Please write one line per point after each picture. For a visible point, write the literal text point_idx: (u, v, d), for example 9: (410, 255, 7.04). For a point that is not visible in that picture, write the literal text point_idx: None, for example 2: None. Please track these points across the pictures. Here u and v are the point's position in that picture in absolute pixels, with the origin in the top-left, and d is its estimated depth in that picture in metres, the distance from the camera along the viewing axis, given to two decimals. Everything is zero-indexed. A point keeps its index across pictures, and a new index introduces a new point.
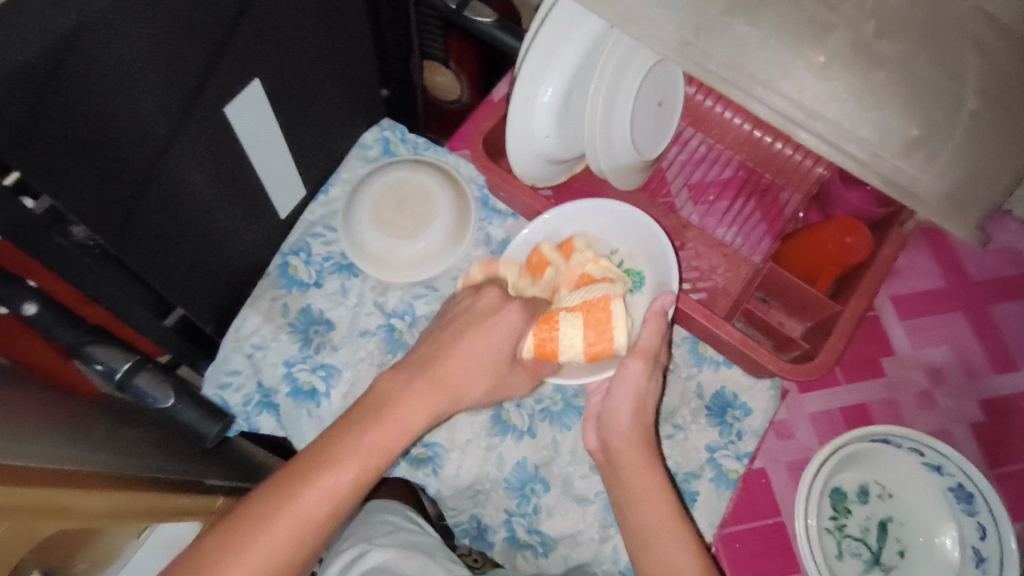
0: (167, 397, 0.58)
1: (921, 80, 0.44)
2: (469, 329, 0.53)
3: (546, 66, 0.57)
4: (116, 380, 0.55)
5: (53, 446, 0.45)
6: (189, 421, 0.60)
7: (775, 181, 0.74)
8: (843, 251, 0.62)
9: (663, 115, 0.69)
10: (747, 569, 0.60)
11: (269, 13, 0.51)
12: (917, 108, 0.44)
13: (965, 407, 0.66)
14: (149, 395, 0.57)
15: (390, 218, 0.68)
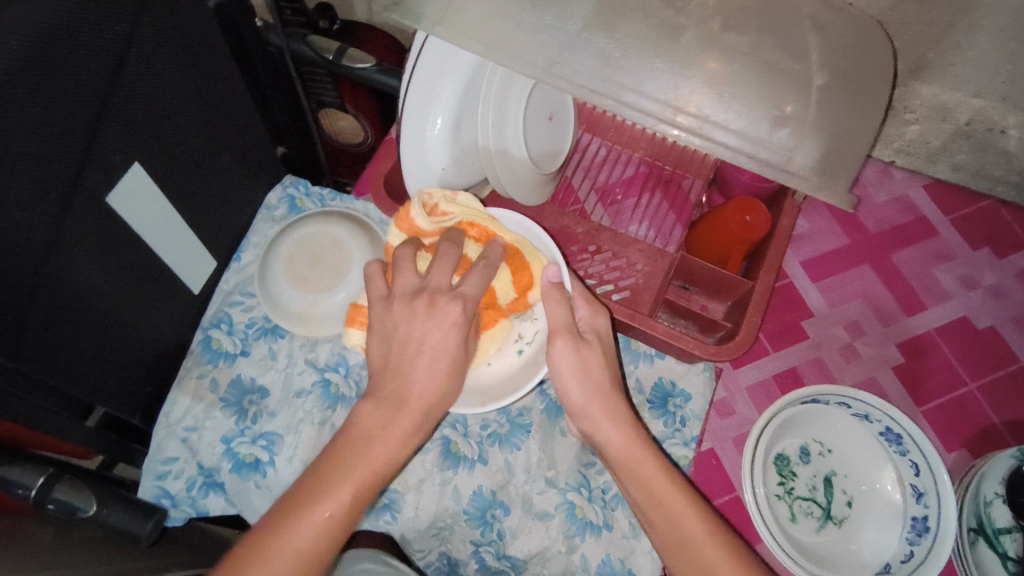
0: (89, 504, 0.52)
1: (769, 64, 0.48)
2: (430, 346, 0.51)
3: (428, 99, 0.59)
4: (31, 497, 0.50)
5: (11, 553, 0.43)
6: (118, 523, 0.53)
7: (676, 171, 0.77)
8: (746, 228, 0.64)
9: (557, 128, 0.71)
10: None
11: (137, 95, 0.50)
12: (770, 90, 0.47)
13: (885, 353, 0.70)
14: (71, 504, 0.52)
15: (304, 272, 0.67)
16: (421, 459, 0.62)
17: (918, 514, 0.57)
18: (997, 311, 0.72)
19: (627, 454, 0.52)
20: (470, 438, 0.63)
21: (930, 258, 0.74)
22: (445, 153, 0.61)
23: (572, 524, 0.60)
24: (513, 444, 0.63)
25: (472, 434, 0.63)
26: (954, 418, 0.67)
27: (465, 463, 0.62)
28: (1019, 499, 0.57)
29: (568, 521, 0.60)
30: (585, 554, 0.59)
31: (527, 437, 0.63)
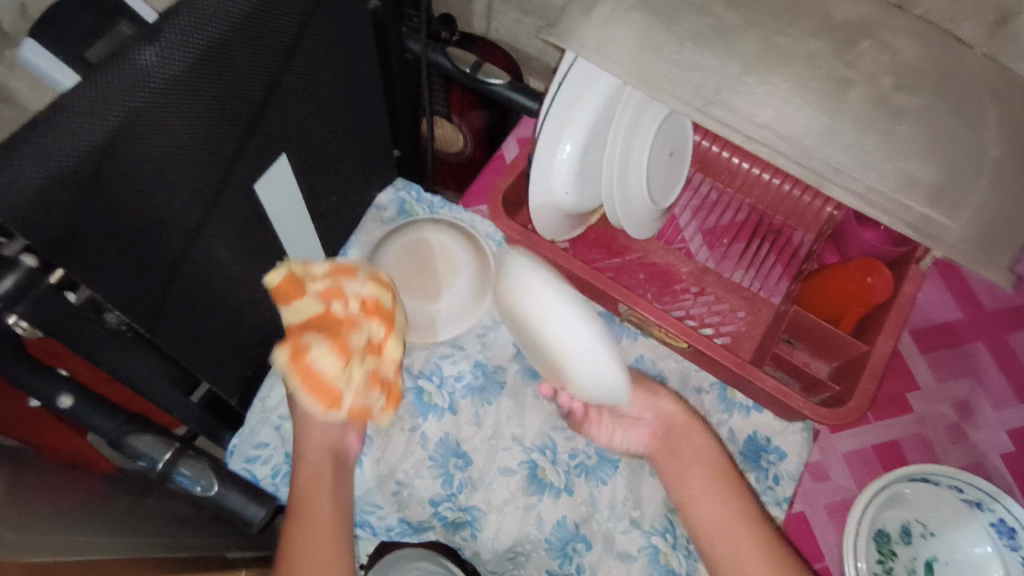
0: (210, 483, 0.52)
1: (942, 131, 0.46)
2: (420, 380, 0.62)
3: (564, 123, 0.59)
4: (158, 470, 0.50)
5: (60, 533, 0.46)
6: (234, 505, 0.53)
7: (787, 223, 0.75)
8: (864, 290, 0.62)
9: (674, 165, 0.70)
10: None
11: (295, 92, 0.52)
12: (937, 156, 0.45)
13: (995, 438, 0.66)
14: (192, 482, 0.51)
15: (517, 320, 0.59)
16: (507, 480, 0.62)
17: None
18: None
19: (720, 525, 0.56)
20: (557, 466, 0.62)
21: None
22: (570, 178, 0.61)
23: (655, 569, 0.59)
24: (599, 478, 0.62)
25: (560, 462, 0.63)
26: None
27: (551, 491, 0.61)
28: None
29: (651, 566, 0.59)
30: None
31: (614, 472, 0.62)
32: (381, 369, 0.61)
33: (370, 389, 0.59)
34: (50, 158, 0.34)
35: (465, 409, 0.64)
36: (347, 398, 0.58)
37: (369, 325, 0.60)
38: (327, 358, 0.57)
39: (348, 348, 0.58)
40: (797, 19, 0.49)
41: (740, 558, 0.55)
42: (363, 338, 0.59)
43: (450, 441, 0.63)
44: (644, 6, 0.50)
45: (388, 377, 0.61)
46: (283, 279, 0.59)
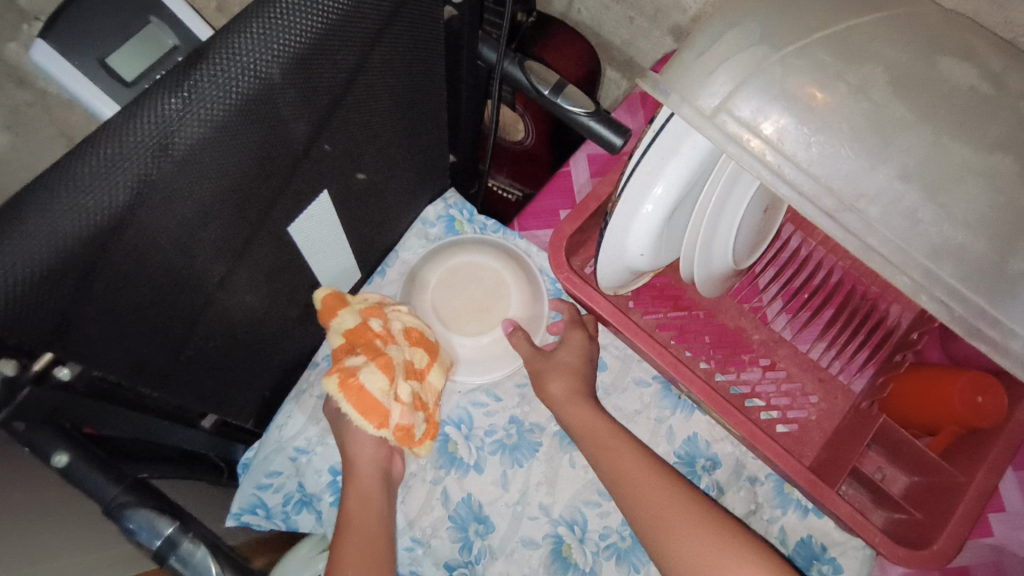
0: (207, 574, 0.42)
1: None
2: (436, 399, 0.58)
3: (652, 183, 0.50)
4: (155, 549, 0.41)
5: None
6: None
7: (881, 299, 0.63)
8: (973, 412, 0.54)
9: (766, 222, 0.61)
10: None
11: (345, 123, 0.44)
12: None
13: None
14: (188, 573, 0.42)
15: (434, 281, 0.63)
16: (529, 553, 0.57)
17: None
18: None
19: None
20: (585, 546, 0.57)
21: None
22: (648, 241, 0.53)
23: None
24: (631, 563, 0.57)
25: (589, 541, 0.57)
26: None
27: (574, 571, 0.57)
28: None
29: None
30: None
31: (647, 560, 0.57)
32: (422, 395, 0.56)
33: (416, 414, 0.55)
34: (39, 246, 0.28)
35: (493, 469, 0.59)
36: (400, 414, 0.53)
37: (409, 350, 0.56)
38: (382, 375, 0.52)
39: (399, 373, 0.53)
40: (978, 124, 0.38)
41: None
42: (402, 360, 0.54)
43: (473, 502, 0.58)
44: (785, 66, 0.39)
45: (427, 404, 0.56)
46: (331, 294, 0.55)
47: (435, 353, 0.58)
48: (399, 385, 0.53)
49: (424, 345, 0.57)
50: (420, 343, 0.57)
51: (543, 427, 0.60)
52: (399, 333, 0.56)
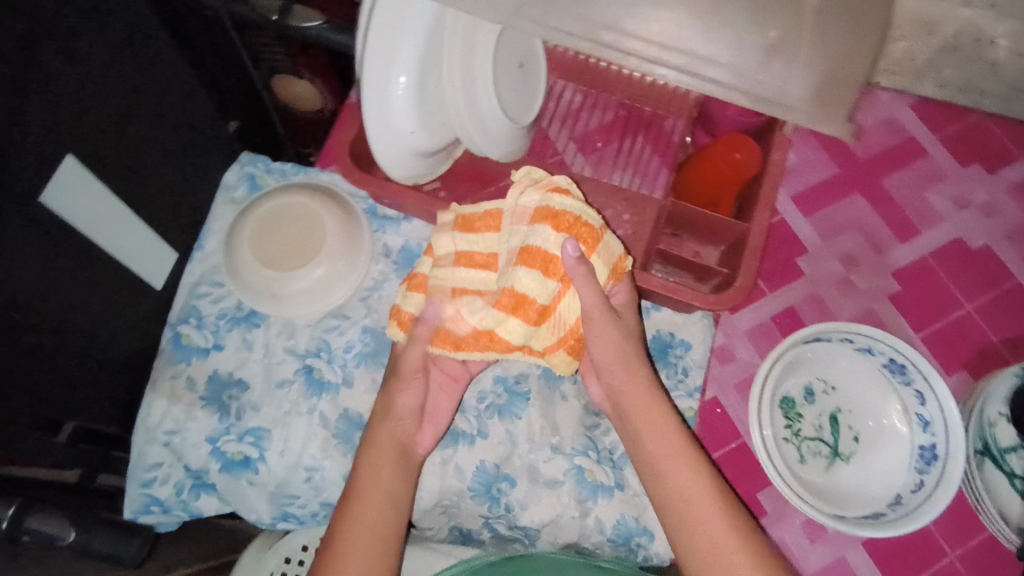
0: (67, 531, 0.55)
1: (737, 19, 0.47)
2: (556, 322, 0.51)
3: (389, 55, 0.53)
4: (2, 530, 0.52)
5: None
6: (105, 546, 0.57)
7: (656, 112, 0.72)
8: (736, 168, 0.61)
9: (529, 76, 0.67)
10: (739, 481, 0.61)
11: (54, 81, 0.45)
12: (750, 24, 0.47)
13: (881, 283, 0.69)
14: (48, 535, 0.54)
15: (247, 234, 0.63)
16: None
17: (925, 443, 0.58)
18: (989, 229, 0.71)
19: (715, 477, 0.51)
20: (467, 414, 0.61)
21: (920, 179, 0.72)
22: (413, 115, 0.56)
23: (583, 488, 0.59)
24: (513, 414, 0.61)
25: (469, 409, 0.61)
26: (952, 341, 0.67)
27: (464, 440, 0.60)
28: None
29: (579, 486, 0.59)
30: (598, 517, 0.58)
31: (526, 405, 0.61)
32: (519, 304, 0.49)
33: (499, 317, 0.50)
34: None
35: (362, 379, 0.62)
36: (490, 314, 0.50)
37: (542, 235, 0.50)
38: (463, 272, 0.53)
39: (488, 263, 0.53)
40: None
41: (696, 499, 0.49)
42: (519, 247, 0.50)
43: (352, 415, 0.60)
44: None
45: (532, 306, 0.49)
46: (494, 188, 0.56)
47: (594, 241, 0.52)
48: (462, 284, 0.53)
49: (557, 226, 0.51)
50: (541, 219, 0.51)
51: None
52: (529, 216, 0.52)
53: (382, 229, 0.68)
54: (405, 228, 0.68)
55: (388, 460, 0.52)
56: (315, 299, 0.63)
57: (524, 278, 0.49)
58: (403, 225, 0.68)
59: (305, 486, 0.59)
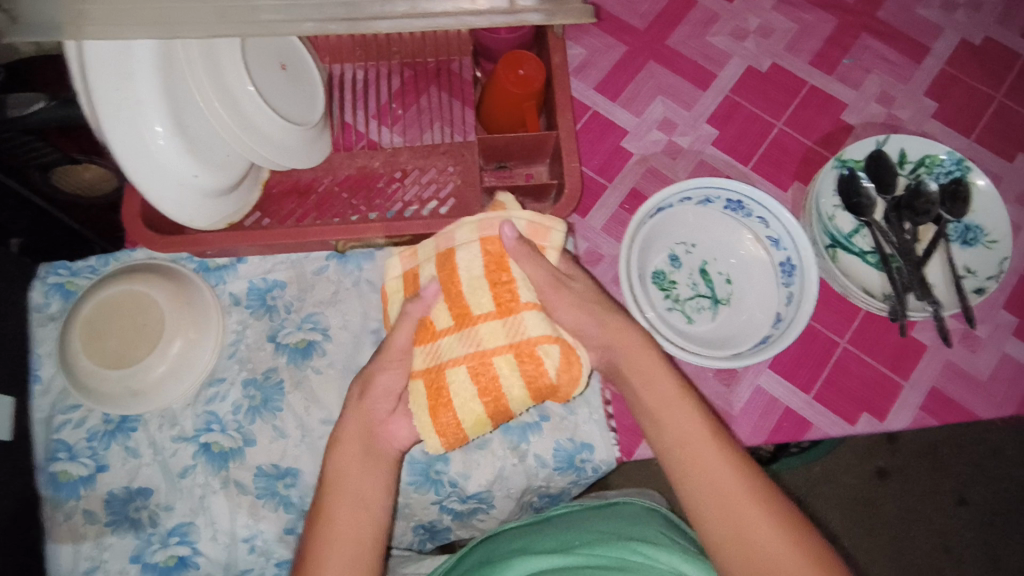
0: None
1: None
2: (464, 346, 0.52)
3: (131, 110, 0.49)
4: None
5: None
6: None
7: (440, 60, 0.72)
8: (524, 83, 0.61)
9: (296, 75, 0.65)
10: None
11: None
12: None
13: (700, 134, 0.72)
14: None
15: (80, 347, 0.58)
16: None
17: (782, 258, 0.63)
18: (771, 47, 0.75)
19: (668, 402, 0.51)
20: None
21: (697, 27, 0.76)
22: (187, 161, 0.53)
23: (512, 435, 0.61)
24: None
25: None
26: (778, 159, 0.71)
27: None
28: (852, 201, 0.64)
29: (506, 434, 0.61)
30: (536, 454, 0.60)
31: None
32: (434, 383, 0.52)
33: (431, 253, 0.57)
34: None
35: (263, 430, 0.60)
36: (433, 269, 0.56)
37: (473, 342, 0.52)
38: (469, 388, 0.51)
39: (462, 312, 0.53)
40: None
41: (668, 416, 0.51)
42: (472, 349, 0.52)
43: (267, 469, 0.59)
44: None
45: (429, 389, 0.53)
46: (487, 260, 0.53)
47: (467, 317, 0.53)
48: (481, 337, 0.52)
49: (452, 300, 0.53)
50: (450, 301, 0.53)
51: (274, 368, 0.62)
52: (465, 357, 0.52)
53: (222, 279, 0.64)
54: (243, 271, 0.65)
55: (355, 451, 0.53)
56: (181, 378, 0.59)
57: (488, 333, 0.52)
58: (240, 268, 0.64)
59: (253, 556, 0.57)
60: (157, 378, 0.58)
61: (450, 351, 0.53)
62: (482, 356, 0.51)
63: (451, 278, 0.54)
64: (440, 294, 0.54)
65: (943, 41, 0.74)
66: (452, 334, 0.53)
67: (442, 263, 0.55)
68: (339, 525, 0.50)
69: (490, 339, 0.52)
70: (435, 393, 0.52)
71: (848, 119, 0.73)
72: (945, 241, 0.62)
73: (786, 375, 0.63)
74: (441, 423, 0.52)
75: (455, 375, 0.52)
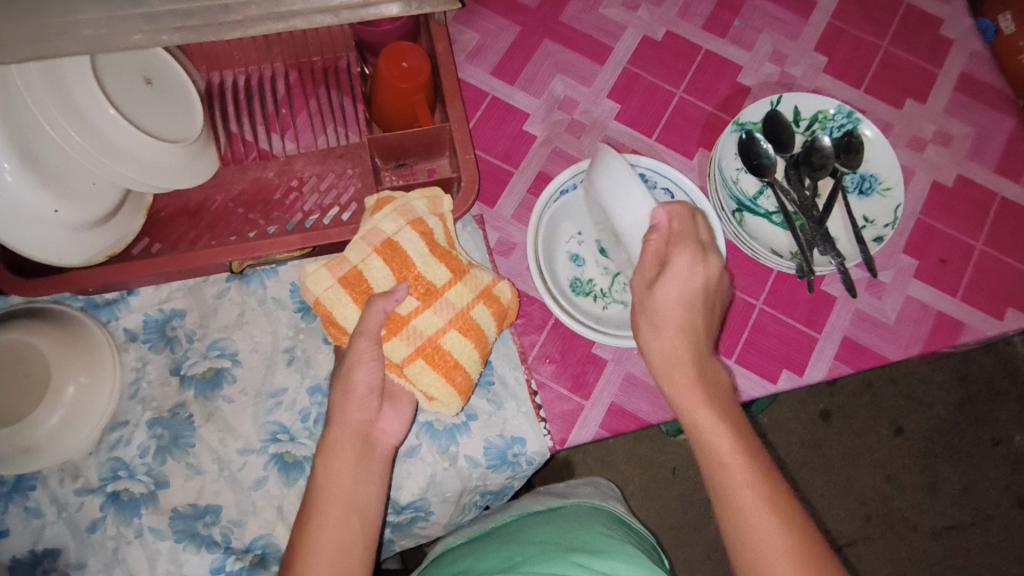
0: None
1: None
2: (447, 315, 0.55)
3: None
4: None
5: None
6: None
7: (326, 59, 0.68)
8: (410, 75, 0.59)
9: (166, 91, 0.61)
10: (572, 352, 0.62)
11: None
12: None
13: (602, 109, 0.71)
14: None
15: None
16: (264, 492, 0.57)
17: None
18: (664, 15, 0.74)
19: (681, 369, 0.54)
20: (299, 437, 0.58)
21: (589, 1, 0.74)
22: (43, 197, 0.49)
23: (441, 439, 0.59)
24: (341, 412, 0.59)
25: (298, 433, 0.58)
26: (681, 128, 0.71)
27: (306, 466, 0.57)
28: (753, 162, 0.65)
29: (434, 439, 0.59)
30: (467, 455, 0.59)
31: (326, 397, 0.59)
32: (433, 355, 0.55)
33: (362, 247, 0.56)
34: None
35: (176, 470, 0.57)
36: (375, 259, 0.56)
37: (445, 308, 0.55)
38: (466, 344, 0.55)
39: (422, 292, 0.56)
40: None
41: (683, 388, 0.53)
42: (454, 312, 0.55)
43: (184, 509, 0.56)
44: None
45: (431, 362, 0.55)
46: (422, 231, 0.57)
47: (431, 292, 0.56)
48: (451, 301, 0.56)
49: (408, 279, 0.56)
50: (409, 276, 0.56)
51: (182, 402, 0.58)
52: (454, 318, 0.55)
53: (114, 315, 0.60)
54: (135, 304, 0.60)
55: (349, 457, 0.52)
56: (79, 426, 0.56)
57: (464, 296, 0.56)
58: (131, 302, 0.60)
59: None
60: (48, 431, 0.54)
61: (435, 321, 0.55)
62: (466, 313, 0.56)
63: (404, 259, 0.56)
64: (384, 277, 0.56)
65: None
66: (424, 305, 0.55)
67: (380, 249, 0.56)
68: (328, 512, 0.50)
69: (470, 293, 0.56)
70: (438, 361, 0.55)
71: (745, 81, 0.73)
72: (842, 193, 0.64)
73: None
74: (459, 384, 0.55)
75: (451, 338, 0.55)
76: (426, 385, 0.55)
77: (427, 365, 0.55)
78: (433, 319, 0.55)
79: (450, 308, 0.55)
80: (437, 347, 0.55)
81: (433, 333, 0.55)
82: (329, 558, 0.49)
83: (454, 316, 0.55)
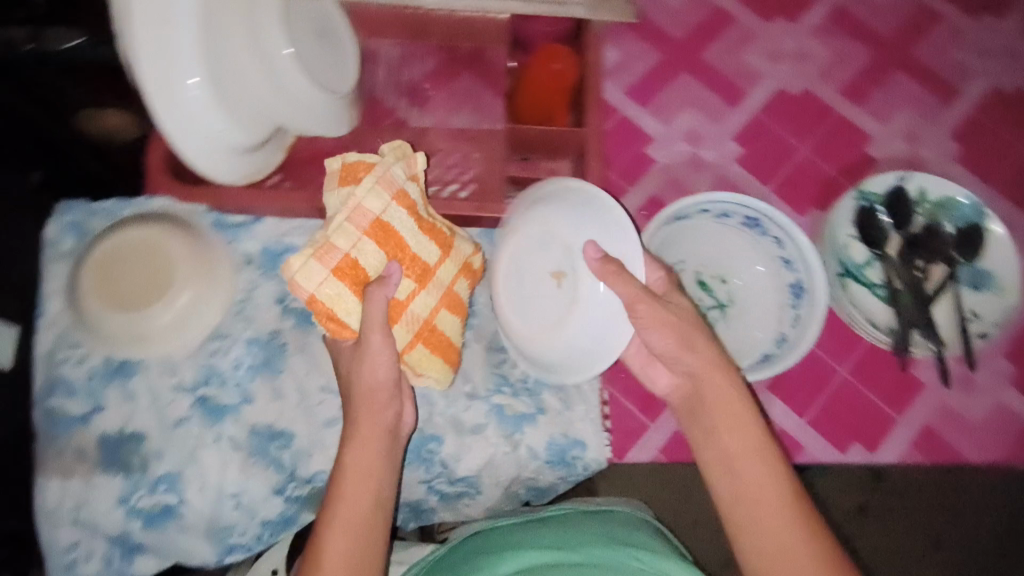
0: None
1: None
2: (433, 305, 0.57)
3: (167, 54, 0.49)
4: None
5: None
6: None
7: (477, 46, 0.72)
8: (556, 76, 0.65)
9: (331, 46, 0.63)
10: None
11: None
12: None
13: (726, 150, 0.73)
14: None
15: (88, 286, 0.58)
16: (335, 431, 0.60)
17: (792, 281, 0.63)
18: (805, 73, 0.75)
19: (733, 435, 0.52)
20: None
21: (734, 44, 0.76)
22: (216, 113, 0.53)
23: (507, 424, 0.62)
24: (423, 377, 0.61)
25: None
26: (799, 184, 0.72)
27: None
28: (869, 232, 0.66)
29: (501, 423, 0.62)
30: (528, 445, 0.61)
31: None
32: (434, 327, 0.57)
33: (348, 229, 0.54)
34: None
35: (261, 390, 0.60)
36: (368, 242, 0.54)
37: (425, 298, 0.57)
38: (454, 320, 0.59)
39: (417, 280, 0.56)
40: None
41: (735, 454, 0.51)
42: (444, 293, 0.58)
43: (261, 428, 0.59)
44: None
45: (434, 333, 0.57)
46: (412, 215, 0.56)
47: (421, 275, 0.56)
48: (441, 280, 0.57)
49: (404, 261, 0.56)
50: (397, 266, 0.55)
51: (279, 331, 0.62)
52: (435, 305, 0.57)
53: (237, 238, 0.64)
54: (259, 231, 0.65)
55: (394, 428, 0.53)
56: (186, 328, 0.60)
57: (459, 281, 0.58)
58: (256, 228, 0.64)
59: (238, 512, 0.59)
60: (161, 325, 0.59)
61: (425, 304, 0.57)
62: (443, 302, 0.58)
63: (403, 242, 0.55)
64: (374, 262, 0.55)
65: (974, 86, 0.75)
66: (416, 289, 0.56)
67: (371, 237, 0.54)
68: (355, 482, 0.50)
69: (445, 279, 0.58)
70: (436, 335, 0.57)
71: (872, 153, 0.73)
72: (954, 285, 0.63)
73: (787, 399, 0.64)
74: (453, 359, 0.59)
75: (445, 318, 0.58)
76: (429, 356, 0.57)
77: (435, 333, 0.57)
78: (422, 304, 0.56)
79: (435, 297, 0.57)
80: (418, 339, 0.57)
81: (434, 301, 0.57)
82: (348, 527, 0.48)
83: (440, 298, 0.58)
